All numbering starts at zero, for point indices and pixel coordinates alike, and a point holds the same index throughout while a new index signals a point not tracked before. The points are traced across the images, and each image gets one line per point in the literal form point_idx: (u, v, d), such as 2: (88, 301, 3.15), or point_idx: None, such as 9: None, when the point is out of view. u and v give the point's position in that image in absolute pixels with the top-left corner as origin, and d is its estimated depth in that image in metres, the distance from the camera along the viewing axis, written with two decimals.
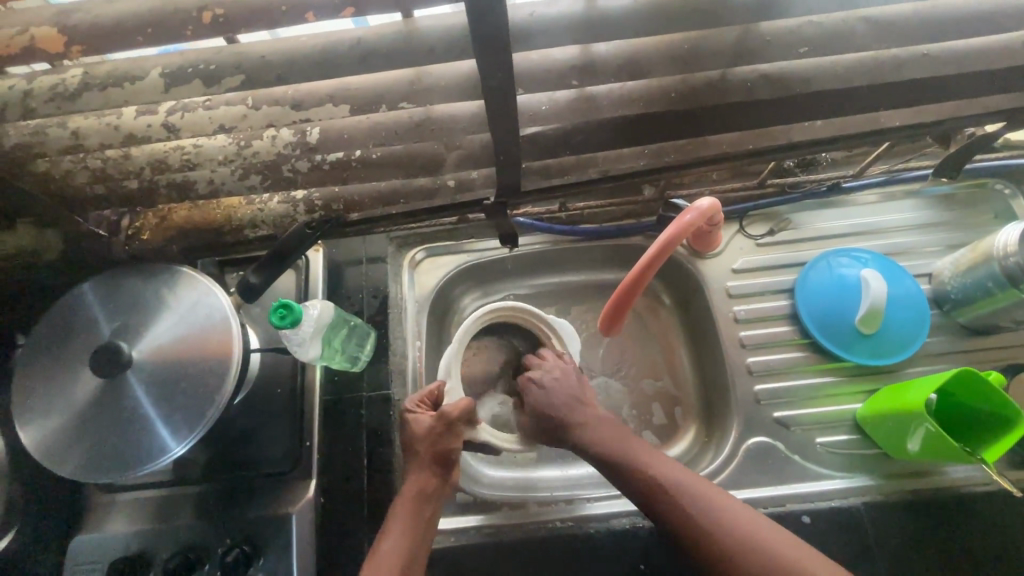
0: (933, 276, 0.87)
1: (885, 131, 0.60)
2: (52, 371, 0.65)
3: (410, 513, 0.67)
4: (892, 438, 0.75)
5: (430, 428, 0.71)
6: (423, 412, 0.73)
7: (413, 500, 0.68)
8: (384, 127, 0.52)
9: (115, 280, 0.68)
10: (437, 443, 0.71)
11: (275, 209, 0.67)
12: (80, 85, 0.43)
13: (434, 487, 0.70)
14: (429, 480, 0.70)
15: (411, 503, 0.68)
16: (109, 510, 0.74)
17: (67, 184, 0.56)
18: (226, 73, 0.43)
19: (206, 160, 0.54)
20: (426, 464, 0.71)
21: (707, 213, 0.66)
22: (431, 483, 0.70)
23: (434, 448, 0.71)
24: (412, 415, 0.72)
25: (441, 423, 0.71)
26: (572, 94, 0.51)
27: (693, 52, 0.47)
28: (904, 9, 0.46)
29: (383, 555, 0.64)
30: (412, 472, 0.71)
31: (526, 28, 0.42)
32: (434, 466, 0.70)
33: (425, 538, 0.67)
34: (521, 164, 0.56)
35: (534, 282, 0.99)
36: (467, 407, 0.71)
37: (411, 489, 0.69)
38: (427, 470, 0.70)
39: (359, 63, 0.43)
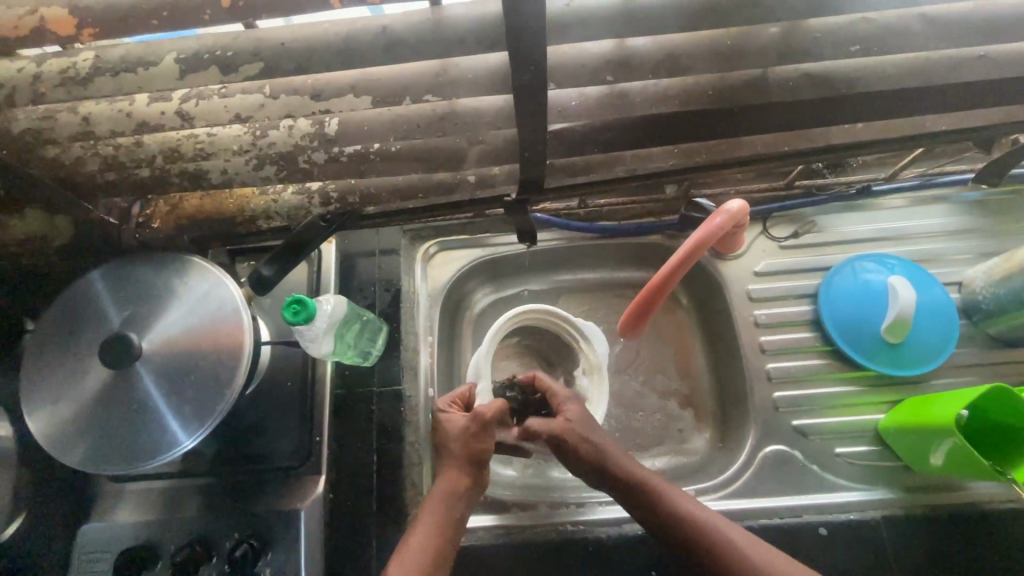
0: (963, 285, 0.84)
1: (929, 135, 0.57)
2: (61, 360, 0.64)
3: (437, 514, 0.66)
4: (915, 452, 0.73)
5: (463, 429, 0.71)
6: (455, 412, 0.74)
7: (440, 501, 0.67)
8: (406, 119, 0.50)
9: (125, 268, 0.67)
10: (469, 443, 0.70)
11: (289, 200, 0.64)
12: (92, 70, 0.41)
13: (462, 489, 0.68)
14: (457, 480, 0.68)
15: (440, 504, 0.67)
16: (118, 499, 0.73)
17: (77, 170, 0.54)
18: (244, 60, 0.41)
19: (220, 150, 0.52)
20: (456, 465, 0.70)
21: (736, 216, 0.64)
22: (460, 483, 0.68)
23: (466, 447, 0.70)
24: (444, 415, 0.73)
25: (476, 423, 0.71)
26: (604, 89, 0.48)
27: (736, 49, 0.44)
28: (965, 7, 0.43)
29: (411, 557, 0.63)
30: (443, 471, 0.70)
31: (561, 20, 0.40)
32: (465, 465, 0.70)
33: (453, 539, 0.66)
34: (546, 161, 0.54)
35: (549, 279, 0.97)
36: (501, 407, 0.73)
37: (440, 490, 0.68)
38: (457, 470, 0.69)
39: (384, 53, 0.41)
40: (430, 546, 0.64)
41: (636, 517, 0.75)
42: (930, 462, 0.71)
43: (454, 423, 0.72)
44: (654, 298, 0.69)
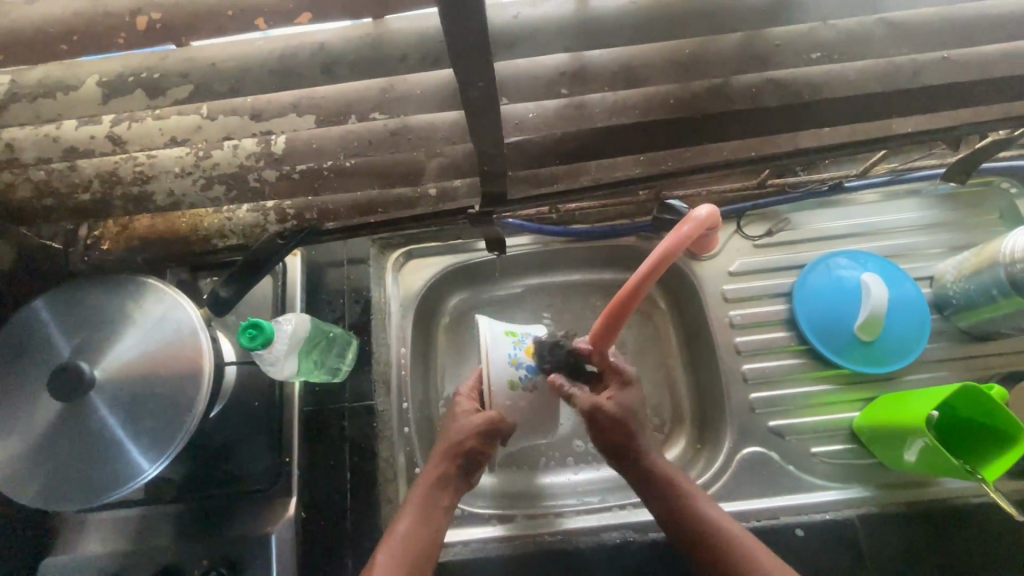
0: (934, 280, 0.85)
1: (895, 138, 0.56)
2: (7, 394, 0.60)
3: (423, 504, 0.66)
4: (888, 450, 0.73)
5: (470, 426, 0.68)
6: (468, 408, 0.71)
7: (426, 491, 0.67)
8: (357, 136, 0.47)
9: (74, 294, 0.64)
10: (458, 441, 0.68)
11: (245, 218, 0.62)
12: (6, 96, 0.38)
13: (444, 476, 0.68)
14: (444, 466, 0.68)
15: (426, 494, 0.67)
16: (82, 531, 0.71)
17: (11, 196, 0.51)
18: (172, 83, 0.38)
19: (162, 172, 0.49)
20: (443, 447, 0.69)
21: (706, 222, 0.63)
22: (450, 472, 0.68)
23: (456, 444, 0.68)
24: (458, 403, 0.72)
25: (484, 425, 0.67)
26: (562, 101, 0.47)
27: (696, 58, 0.42)
28: (927, 11, 0.41)
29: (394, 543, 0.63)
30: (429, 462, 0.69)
31: (510, 33, 0.38)
32: (457, 460, 0.68)
33: (437, 535, 0.65)
34: (507, 174, 0.52)
35: (524, 283, 0.96)
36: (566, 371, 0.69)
37: (426, 479, 0.68)
38: (446, 464, 0.68)
39: (322, 72, 0.38)
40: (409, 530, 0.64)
41: (614, 524, 0.75)
42: (903, 459, 0.71)
43: (467, 416, 0.70)
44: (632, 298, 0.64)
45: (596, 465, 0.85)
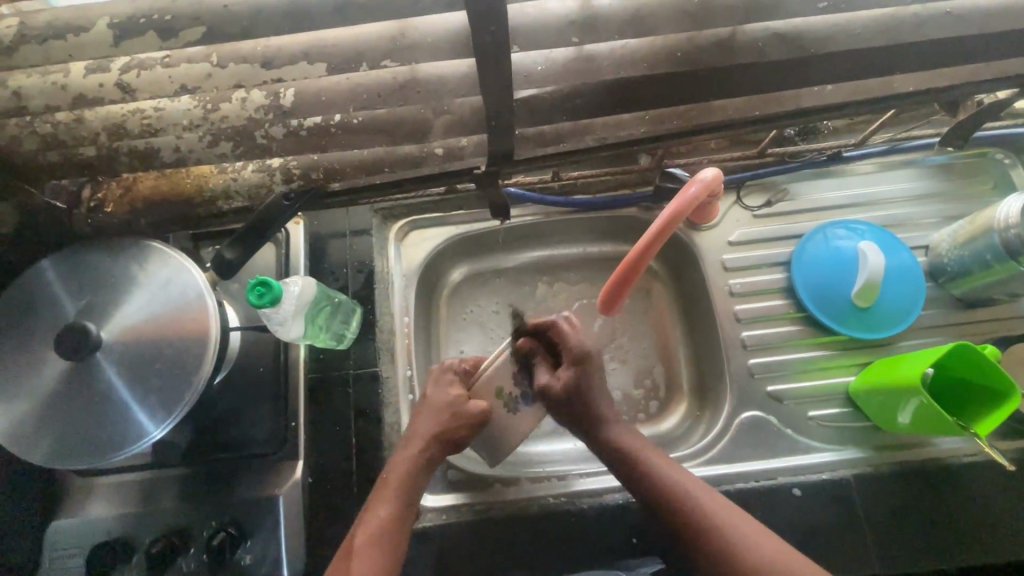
0: (930, 249, 0.86)
1: (897, 97, 0.56)
2: (15, 354, 0.61)
3: (400, 490, 0.66)
4: (883, 411, 0.75)
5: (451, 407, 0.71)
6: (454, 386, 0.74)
7: (400, 488, 0.66)
8: (365, 88, 0.47)
9: (78, 256, 0.64)
10: (445, 425, 0.69)
11: (250, 178, 0.61)
12: (17, 38, 0.39)
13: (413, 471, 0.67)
14: (414, 457, 0.68)
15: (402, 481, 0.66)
16: (89, 494, 0.71)
17: (16, 150, 0.51)
18: (184, 26, 0.38)
19: (170, 126, 0.49)
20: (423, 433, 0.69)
21: (711, 185, 0.62)
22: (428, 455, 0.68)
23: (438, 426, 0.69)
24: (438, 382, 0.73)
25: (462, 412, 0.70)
26: (570, 53, 0.47)
27: (704, 7, 0.43)
28: None
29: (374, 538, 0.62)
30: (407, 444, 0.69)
31: None
32: (433, 444, 0.69)
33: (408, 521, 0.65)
34: (514, 130, 0.53)
35: (526, 256, 0.96)
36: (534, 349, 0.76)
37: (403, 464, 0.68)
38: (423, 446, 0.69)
39: (335, 15, 0.39)
40: (389, 524, 0.63)
41: (616, 487, 0.76)
42: (897, 420, 0.73)
43: (456, 399, 0.71)
44: (625, 282, 0.68)
45: None
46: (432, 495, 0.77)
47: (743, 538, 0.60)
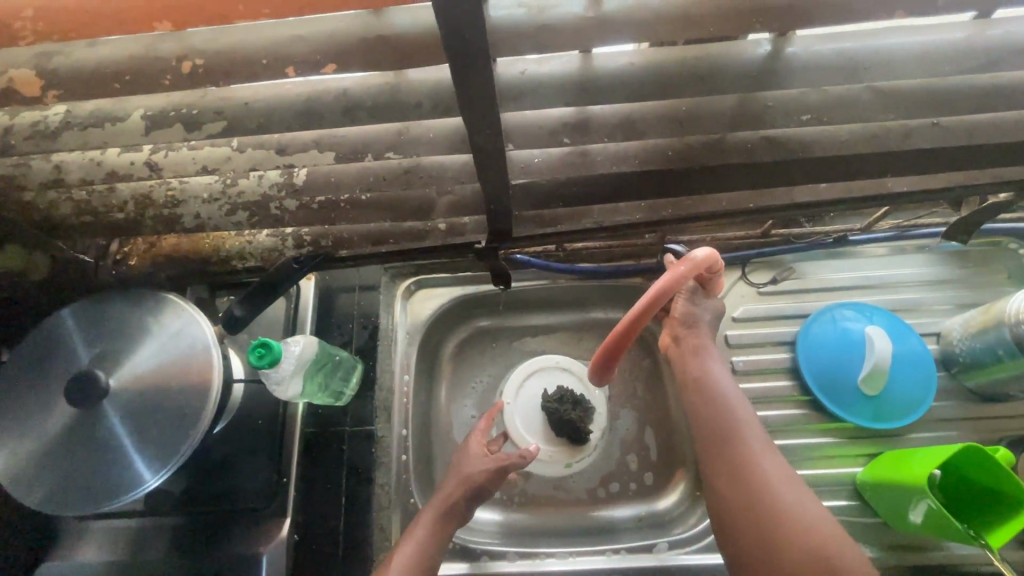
0: (941, 336, 0.84)
1: (892, 195, 0.58)
2: (28, 396, 0.63)
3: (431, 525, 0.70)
4: (890, 508, 0.71)
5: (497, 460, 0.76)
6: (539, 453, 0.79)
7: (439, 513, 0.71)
8: (372, 172, 0.51)
9: (99, 304, 0.67)
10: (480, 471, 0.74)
11: (264, 242, 0.65)
12: (61, 124, 0.42)
13: (454, 504, 0.72)
14: (455, 496, 0.72)
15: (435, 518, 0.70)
16: (80, 538, 0.72)
17: (51, 213, 0.55)
18: (208, 119, 0.42)
19: (191, 197, 0.53)
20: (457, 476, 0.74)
21: (703, 263, 0.66)
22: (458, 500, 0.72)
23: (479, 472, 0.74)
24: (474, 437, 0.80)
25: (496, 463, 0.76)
26: (567, 148, 0.50)
27: (691, 115, 0.45)
28: (913, 83, 0.44)
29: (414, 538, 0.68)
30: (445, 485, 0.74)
31: (518, 86, 0.41)
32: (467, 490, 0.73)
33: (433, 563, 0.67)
34: (512, 214, 0.55)
35: (529, 319, 0.98)
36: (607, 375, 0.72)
37: (440, 499, 0.72)
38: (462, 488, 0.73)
39: (343, 115, 0.41)
40: (428, 538, 0.68)
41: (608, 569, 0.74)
42: (905, 518, 0.69)
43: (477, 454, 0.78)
44: (624, 343, 0.67)
45: (594, 506, 0.85)
46: None
47: (785, 544, 0.54)
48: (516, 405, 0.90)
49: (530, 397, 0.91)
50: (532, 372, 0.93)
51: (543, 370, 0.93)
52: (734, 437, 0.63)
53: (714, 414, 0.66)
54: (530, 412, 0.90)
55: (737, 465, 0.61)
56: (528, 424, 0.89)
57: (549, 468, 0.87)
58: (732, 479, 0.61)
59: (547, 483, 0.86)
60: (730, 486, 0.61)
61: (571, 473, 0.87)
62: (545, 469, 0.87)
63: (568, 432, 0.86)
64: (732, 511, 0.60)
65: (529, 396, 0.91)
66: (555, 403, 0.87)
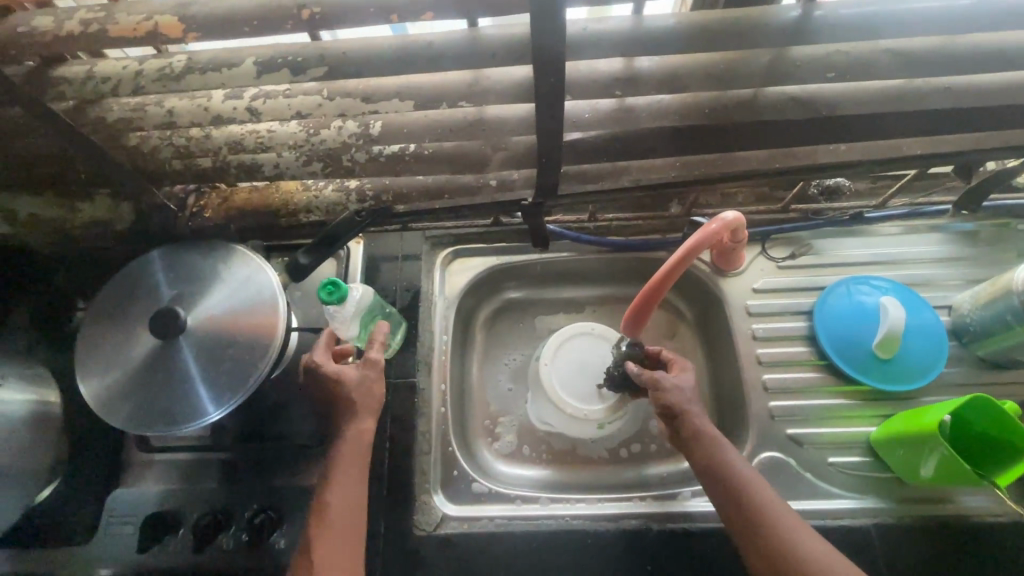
0: (952, 309, 0.89)
1: (906, 158, 0.63)
2: (114, 330, 0.70)
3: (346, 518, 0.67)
4: (903, 462, 0.75)
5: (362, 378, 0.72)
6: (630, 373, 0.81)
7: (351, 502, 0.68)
8: (440, 123, 0.57)
9: (177, 251, 0.74)
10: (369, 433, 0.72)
11: (329, 197, 0.72)
12: (184, 69, 0.49)
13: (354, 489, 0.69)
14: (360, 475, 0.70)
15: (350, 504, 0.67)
16: (146, 470, 0.78)
17: (150, 157, 0.61)
18: (311, 65, 0.48)
19: (277, 144, 0.59)
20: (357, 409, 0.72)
21: (730, 225, 0.73)
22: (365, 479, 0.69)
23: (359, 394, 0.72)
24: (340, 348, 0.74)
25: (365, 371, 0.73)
26: (613, 104, 0.56)
27: (729, 72, 0.51)
28: (928, 44, 0.49)
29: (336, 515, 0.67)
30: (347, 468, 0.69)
31: (580, 40, 0.47)
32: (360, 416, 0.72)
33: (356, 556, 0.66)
34: (560, 166, 0.61)
35: (558, 290, 1.04)
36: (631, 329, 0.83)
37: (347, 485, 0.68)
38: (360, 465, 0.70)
39: (428, 62, 0.48)
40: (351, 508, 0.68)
41: (635, 513, 0.79)
42: (918, 471, 0.73)
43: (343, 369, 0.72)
44: (643, 310, 0.79)
45: (622, 464, 0.92)
46: (455, 505, 0.80)
47: None
48: (553, 367, 0.94)
49: (566, 360, 0.94)
50: (570, 335, 0.96)
51: (579, 335, 0.96)
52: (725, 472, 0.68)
53: (704, 453, 0.70)
54: (565, 374, 0.94)
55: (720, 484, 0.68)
56: (563, 385, 0.93)
57: (578, 429, 0.92)
58: (723, 495, 0.67)
59: (582, 442, 0.94)
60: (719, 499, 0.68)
61: (604, 434, 0.93)
62: (576, 430, 0.93)
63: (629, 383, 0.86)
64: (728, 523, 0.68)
65: (564, 359, 0.95)
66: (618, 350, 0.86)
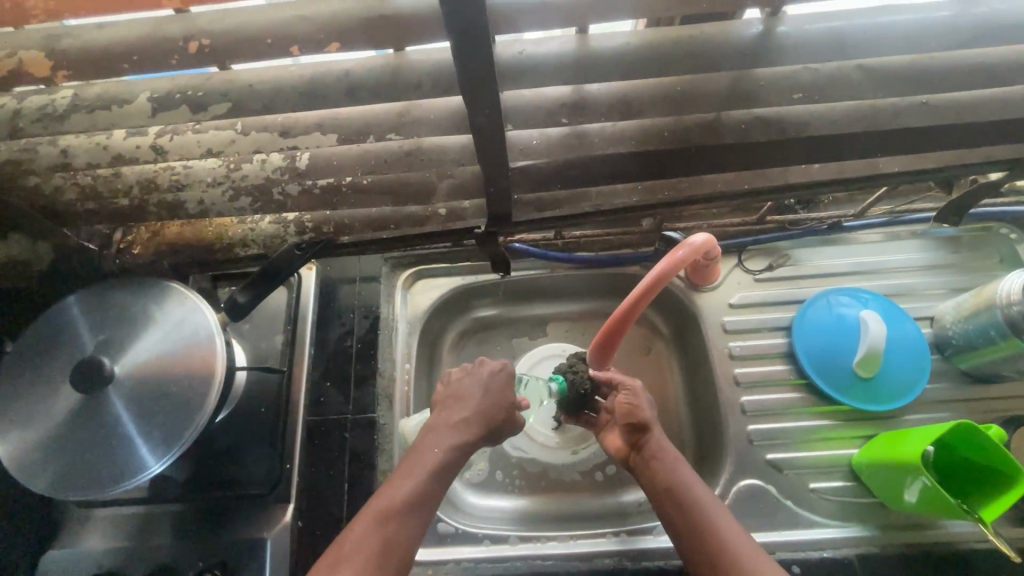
0: (935, 320, 0.85)
1: (882, 176, 0.59)
2: (34, 383, 0.64)
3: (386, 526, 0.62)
4: (885, 488, 0.72)
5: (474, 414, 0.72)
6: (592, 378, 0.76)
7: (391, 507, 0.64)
8: (374, 155, 0.52)
9: (104, 292, 0.68)
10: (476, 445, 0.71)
11: (266, 229, 0.67)
12: (69, 107, 0.43)
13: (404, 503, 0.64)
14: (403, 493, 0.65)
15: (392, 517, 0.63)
16: (84, 526, 0.73)
17: (57, 198, 0.56)
18: (213, 100, 0.43)
19: (195, 182, 0.54)
20: (470, 431, 0.71)
21: (701, 248, 0.68)
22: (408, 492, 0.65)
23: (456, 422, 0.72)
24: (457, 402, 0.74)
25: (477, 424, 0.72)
26: (563, 130, 0.51)
27: (686, 95, 0.46)
28: (902, 60, 0.45)
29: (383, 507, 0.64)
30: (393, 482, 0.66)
31: (518, 65, 0.42)
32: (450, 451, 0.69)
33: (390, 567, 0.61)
34: (511, 197, 0.56)
35: (529, 308, 0.99)
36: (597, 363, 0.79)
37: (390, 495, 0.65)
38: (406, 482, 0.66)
39: (346, 95, 0.42)
40: (414, 497, 0.65)
41: (608, 551, 0.75)
42: (902, 499, 0.70)
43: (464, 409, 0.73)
44: (618, 330, 0.73)
45: (596, 492, 0.88)
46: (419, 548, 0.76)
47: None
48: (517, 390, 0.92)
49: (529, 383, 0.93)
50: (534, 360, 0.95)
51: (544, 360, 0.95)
52: (685, 486, 0.66)
53: (665, 468, 0.68)
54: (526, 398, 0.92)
55: (677, 497, 0.66)
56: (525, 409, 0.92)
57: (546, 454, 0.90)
58: (677, 508, 0.65)
59: (555, 469, 0.90)
60: (670, 511, 0.66)
61: (578, 459, 0.90)
62: (546, 455, 0.90)
63: (573, 402, 0.81)
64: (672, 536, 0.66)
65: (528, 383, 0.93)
66: (571, 370, 0.81)
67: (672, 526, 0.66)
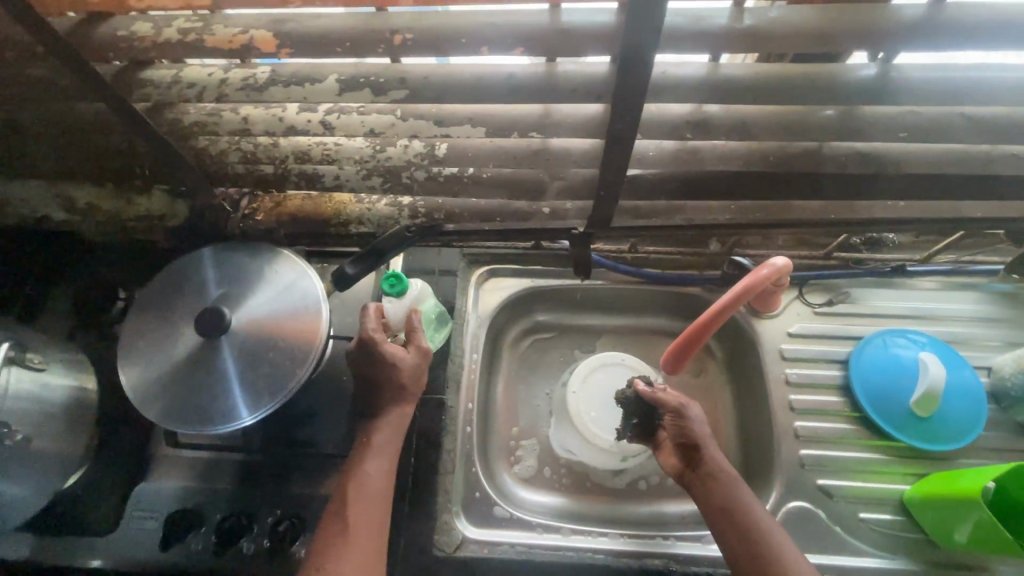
0: (992, 370, 0.87)
1: (963, 219, 0.63)
2: (158, 325, 0.71)
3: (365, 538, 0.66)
4: (936, 523, 0.74)
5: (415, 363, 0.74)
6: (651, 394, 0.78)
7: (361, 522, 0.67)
8: (505, 151, 0.58)
9: (226, 251, 0.75)
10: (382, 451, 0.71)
11: (381, 210, 0.76)
12: (268, 81, 0.50)
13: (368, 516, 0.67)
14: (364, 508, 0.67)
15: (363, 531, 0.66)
16: (169, 465, 0.78)
17: (218, 160, 0.63)
18: (392, 87, 0.49)
19: (342, 158, 0.61)
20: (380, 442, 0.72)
21: (780, 271, 0.72)
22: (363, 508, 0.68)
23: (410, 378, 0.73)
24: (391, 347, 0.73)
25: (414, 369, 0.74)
26: (677, 145, 0.57)
27: (799, 124, 0.52)
28: (1003, 112, 0.50)
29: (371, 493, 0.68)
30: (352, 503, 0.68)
31: (660, 83, 0.48)
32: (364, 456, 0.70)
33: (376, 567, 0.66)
34: (617, 201, 0.61)
35: (588, 317, 1.04)
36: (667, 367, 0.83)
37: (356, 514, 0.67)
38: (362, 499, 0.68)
39: (506, 93, 0.49)
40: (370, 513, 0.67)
41: (656, 551, 0.77)
42: (952, 534, 0.72)
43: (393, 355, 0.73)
44: (688, 346, 0.78)
45: (643, 500, 0.90)
46: (476, 527, 0.80)
47: None
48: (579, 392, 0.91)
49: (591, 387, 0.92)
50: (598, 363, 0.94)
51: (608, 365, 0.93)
52: (742, 509, 0.69)
53: (722, 488, 0.70)
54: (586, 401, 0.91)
55: (736, 519, 0.68)
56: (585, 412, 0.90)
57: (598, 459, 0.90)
58: (737, 530, 0.68)
59: (604, 474, 0.92)
60: (726, 532, 0.68)
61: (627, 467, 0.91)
62: (597, 459, 0.90)
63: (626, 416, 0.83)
64: (730, 556, 0.68)
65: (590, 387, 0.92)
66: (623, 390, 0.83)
67: (726, 545, 0.68)
